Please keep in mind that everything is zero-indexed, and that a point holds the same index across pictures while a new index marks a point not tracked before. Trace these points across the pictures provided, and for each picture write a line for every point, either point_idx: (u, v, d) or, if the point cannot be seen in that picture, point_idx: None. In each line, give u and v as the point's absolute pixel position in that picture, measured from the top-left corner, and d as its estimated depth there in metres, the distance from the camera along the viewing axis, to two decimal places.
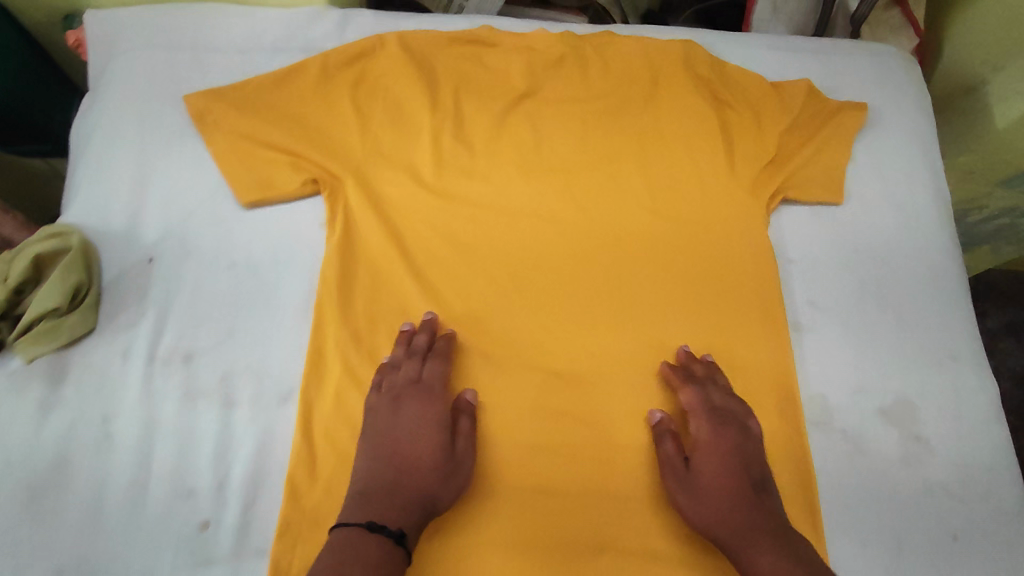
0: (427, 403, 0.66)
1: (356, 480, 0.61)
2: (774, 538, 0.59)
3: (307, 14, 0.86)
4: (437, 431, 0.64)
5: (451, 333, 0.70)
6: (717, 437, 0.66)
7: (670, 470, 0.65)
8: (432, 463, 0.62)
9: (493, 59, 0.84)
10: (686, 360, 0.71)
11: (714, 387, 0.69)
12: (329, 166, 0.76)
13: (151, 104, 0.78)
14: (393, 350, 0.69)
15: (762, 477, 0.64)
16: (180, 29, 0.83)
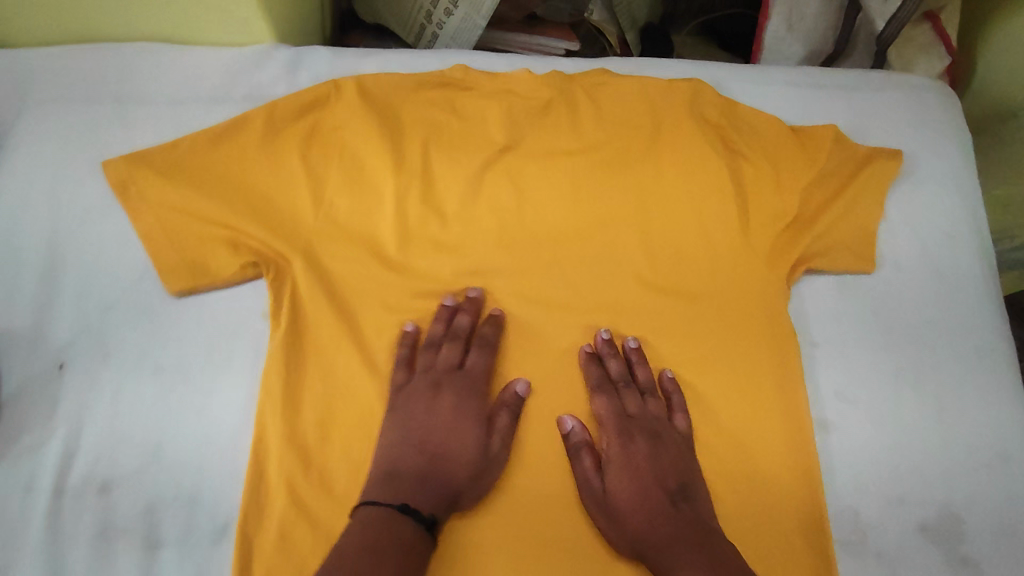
0: (467, 392, 0.63)
1: (382, 461, 0.58)
2: (700, 552, 0.55)
3: (251, 54, 0.73)
4: (473, 423, 0.61)
5: (498, 313, 0.66)
6: (629, 450, 0.61)
7: (590, 495, 0.59)
8: (466, 456, 0.59)
9: (468, 104, 0.72)
10: (603, 351, 0.65)
11: (628, 391, 0.64)
12: (275, 245, 0.65)
13: (62, 169, 0.66)
14: (432, 328, 0.65)
15: (686, 483, 0.60)
16: (100, 75, 0.71)
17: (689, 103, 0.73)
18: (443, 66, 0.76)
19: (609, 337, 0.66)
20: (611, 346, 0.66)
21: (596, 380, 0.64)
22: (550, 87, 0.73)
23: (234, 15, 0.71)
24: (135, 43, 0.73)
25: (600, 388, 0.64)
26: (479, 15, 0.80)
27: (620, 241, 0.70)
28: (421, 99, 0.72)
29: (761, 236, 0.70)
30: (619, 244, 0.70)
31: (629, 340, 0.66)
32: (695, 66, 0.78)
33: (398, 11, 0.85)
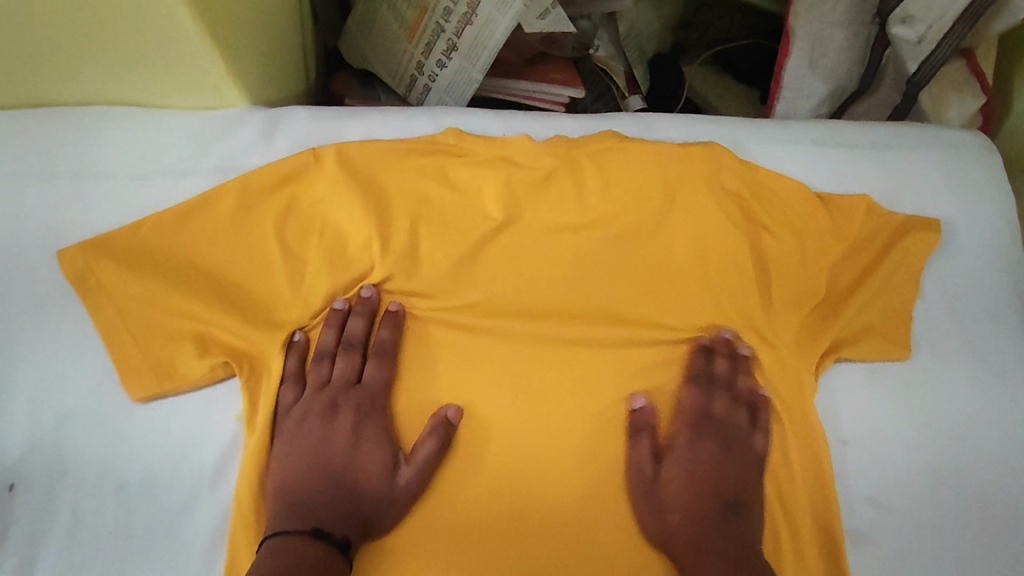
0: (366, 407, 0.60)
1: (282, 485, 0.56)
2: (729, 563, 0.55)
3: (221, 119, 0.66)
4: (379, 443, 0.59)
5: (398, 310, 0.62)
6: (698, 449, 0.62)
7: (637, 480, 0.60)
8: (373, 478, 0.57)
9: (461, 174, 0.65)
10: (716, 346, 0.64)
11: (722, 393, 0.63)
12: (249, 341, 0.59)
13: (13, 258, 0.60)
14: (323, 338, 0.62)
15: (740, 500, 0.59)
16: (53, 147, 0.64)
17: (705, 171, 0.66)
18: (433, 130, 0.69)
19: (729, 338, 0.64)
20: (728, 347, 0.64)
21: (690, 373, 0.64)
22: (553, 154, 0.66)
23: (202, 81, 0.64)
24: (95, 108, 0.66)
25: (697, 379, 0.63)
26: (474, 68, 0.72)
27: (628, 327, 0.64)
28: (410, 166, 0.65)
29: (786, 318, 0.64)
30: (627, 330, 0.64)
31: (726, 330, 0.64)
32: (713, 122, 0.71)
33: (388, 60, 0.79)
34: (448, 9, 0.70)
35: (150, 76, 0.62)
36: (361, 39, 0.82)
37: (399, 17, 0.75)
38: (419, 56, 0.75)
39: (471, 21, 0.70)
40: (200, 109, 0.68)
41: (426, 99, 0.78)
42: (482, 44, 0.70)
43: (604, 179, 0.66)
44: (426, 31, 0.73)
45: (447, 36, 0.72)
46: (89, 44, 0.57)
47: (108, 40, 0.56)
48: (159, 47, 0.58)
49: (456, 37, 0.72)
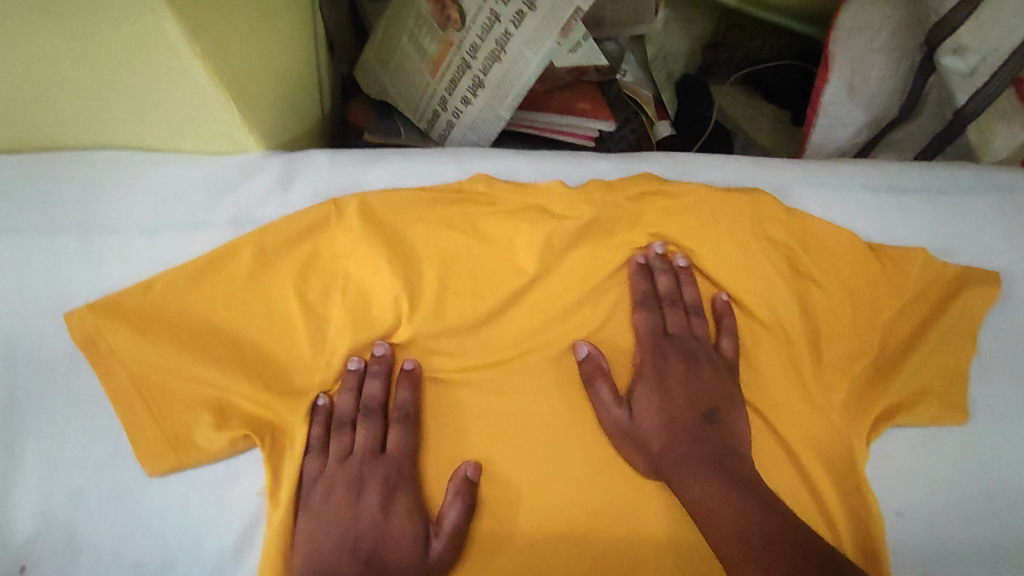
0: (395, 475, 0.56)
1: (312, 572, 0.52)
2: (718, 477, 0.55)
3: (237, 165, 0.63)
4: (412, 516, 0.55)
5: (414, 368, 0.59)
6: (664, 369, 0.61)
7: (612, 422, 0.59)
8: (405, 553, 0.53)
9: (490, 225, 0.62)
10: (655, 265, 0.63)
11: (672, 308, 0.62)
12: (270, 410, 0.57)
13: (15, 319, 0.56)
14: (345, 403, 0.58)
15: (714, 406, 0.59)
16: (59, 197, 0.60)
17: (749, 220, 0.62)
18: (458, 176, 0.65)
19: (663, 251, 0.63)
20: (676, 261, 0.63)
21: (641, 295, 0.62)
22: (589, 203, 0.62)
23: (216, 128, 0.60)
24: (101, 151, 0.62)
25: (645, 302, 0.62)
26: (502, 106, 0.68)
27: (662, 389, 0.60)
28: (437, 217, 0.62)
29: (835, 380, 0.60)
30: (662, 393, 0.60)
31: (680, 257, 0.63)
32: (757, 164, 0.66)
33: (408, 94, 0.75)
34: (475, 45, 0.66)
35: (161, 121, 0.59)
36: (379, 69, 0.77)
37: (421, 50, 0.70)
38: (442, 91, 0.71)
39: (500, 58, 0.65)
40: (210, 153, 0.63)
41: (449, 136, 0.74)
42: (510, 81, 0.66)
43: (638, 232, 0.63)
44: (451, 66, 0.69)
45: (473, 72, 0.68)
46: (98, 91, 0.53)
47: (119, 85, 0.53)
48: (173, 92, 0.54)
49: (482, 74, 0.67)
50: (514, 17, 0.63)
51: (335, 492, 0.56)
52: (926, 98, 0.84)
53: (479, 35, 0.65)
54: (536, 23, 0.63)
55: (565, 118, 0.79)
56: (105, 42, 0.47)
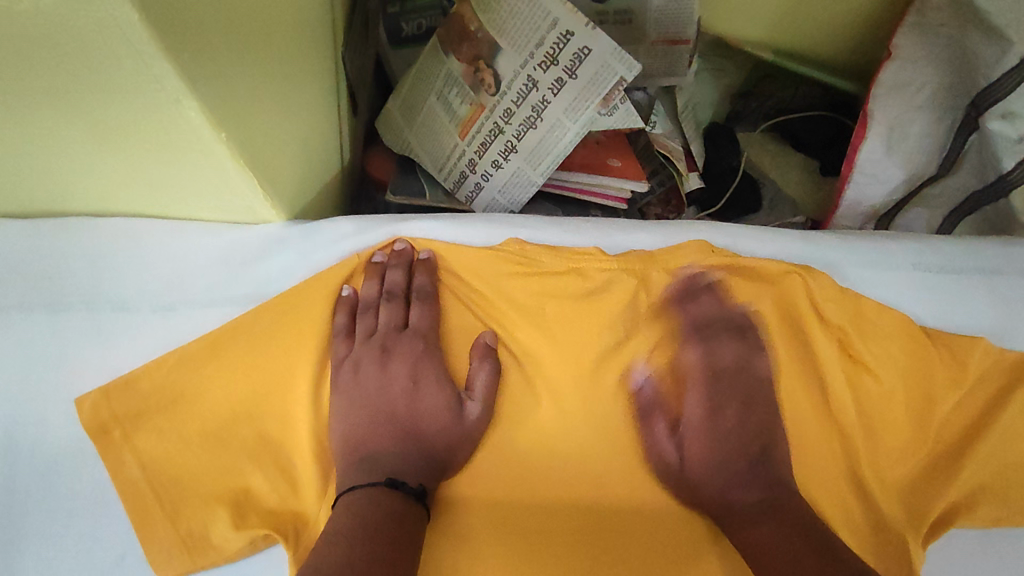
0: (421, 348, 0.56)
1: (352, 444, 0.53)
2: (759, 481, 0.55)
3: (254, 237, 0.57)
4: (440, 382, 0.55)
5: (428, 258, 0.57)
6: (739, 356, 0.58)
7: (671, 383, 0.58)
8: (438, 419, 0.54)
9: (527, 300, 0.57)
10: (755, 262, 0.59)
11: (761, 303, 0.59)
12: (294, 503, 0.52)
13: (18, 407, 0.53)
14: (370, 294, 0.58)
15: (773, 408, 0.57)
16: (66, 271, 0.56)
17: (801, 303, 0.58)
18: (488, 243, 0.59)
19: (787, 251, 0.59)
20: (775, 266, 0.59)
21: (747, 274, 0.58)
22: (634, 278, 0.58)
23: (235, 202, 0.55)
24: (107, 219, 0.57)
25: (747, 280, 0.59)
26: (535, 172, 0.65)
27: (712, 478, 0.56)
28: (469, 294, 0.58)
29: (894, 473, 0.56)
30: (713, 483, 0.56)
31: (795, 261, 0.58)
32: (803, 239, 0.61)
33: (433, 151, 0.71)
34: (509, 110, 0.63)
35: (172, 194, 0.54)
36: (403, 125, 0.73)
37: (449, 110, 0.68)
38: (472, 154, 0.68)
39: (535, 125, 0.63)
40: (227, 223, 0.58)
41: (476, 198, 0.71)
42: (545, 148, 0.64)
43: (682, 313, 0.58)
44: (481, 130, 0.66)
45: (505, 137, 0.65)
46: (108, 168, 0.49)
47: (129, 164, 0.49)
48: (187, 173, 0.50)
49: (516, 140, 0.65)
50: (552, 84, 0.60)
51: (362, 369, 0.56)
52: (965, 157, 0.78)
53: (514, 101, 0.62)
54: (576, 92, 0.60)
55: (594, 177, 0.76)
56: (117, 125, 0.43)
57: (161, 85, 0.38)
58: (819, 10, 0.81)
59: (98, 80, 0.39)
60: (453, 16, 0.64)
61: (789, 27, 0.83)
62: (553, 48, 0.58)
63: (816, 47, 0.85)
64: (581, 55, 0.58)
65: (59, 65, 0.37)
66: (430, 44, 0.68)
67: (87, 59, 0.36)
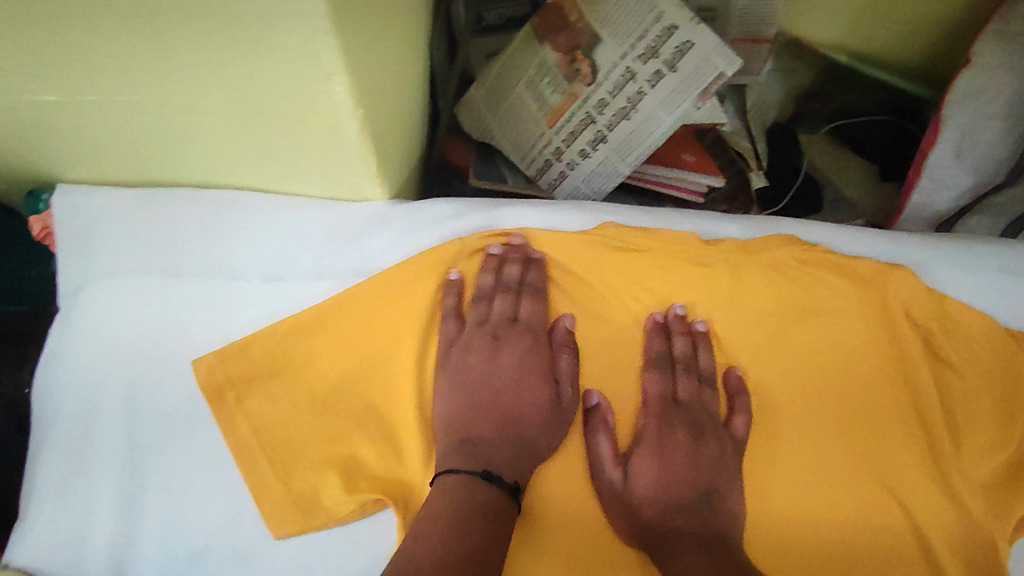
0: (526, 335, 0.58)
1: (453, 427, 0.54)
2: (709, 558, 0.48)
3: (359, 213, 0.59)
4: (536, 371, 0.57)
5: (528, 243, 0.59)
6: (669, 437, 0.55)
7: (607, 484, 0.53)
8: (535, 411, 0.55)
9: (622, 284, 0.60)
10: (672, 326, 0.58)
11: (686, 373, 0.57)
12: (399, 470, 0.54)
13: (138, 366, 0.56)
14: (480, 280, 0.59)
15: (715, 488, 0.53)
16: (184, 240, 0.59)
17: (885, 299, 0.60)
18: (586, 228, 0.61)
19: (683, 314, 0.59)
20: (675, 317, 0.59)
21: (655, 353, 0.57)
22: (724, 266, 0.60)
23: (342, 178, 0.56)
24: (222, 190, 0.60)
25: (656, 362, 0.57)
26: (624, 162, 0.67)
27: (811, 462, 0.56)
28: (563, 276, 0.60)
29: (980, 468, 0.57)
30: (810, 469, 0.56)
31: (699, 322, 0.59)
32: (892, 240, 0.63)
33: (518, 138, 0.73)
34: (603, 101, 0.65)
35: (285, 168, 0.56)
36: (486, 112, 0.75)
37: (539, 99, 0.69)
38: (559, 142, 0.69)
39: (628, 116, 0.64)
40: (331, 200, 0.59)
41: (558, 186, 0.73)
42: (636, 138, 0.65)
43: (775, 302, 0.59)
44: (572, 119, 0.67)
45: (596, 127, 0.67)
46: (231, 135, 0.52)
47: (256, 136, 0.51)
48: (309, 147, 0.52)
49: (607, 130, 0.66)
50: (651, 76, 0.61)
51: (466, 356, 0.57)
52: None
53: (610, 92, 0.64)
54: (674, 85, 0.61)
55: (670, 170, 0.77)
56: (260, 97, 0.46)
57: (319, 61, 0.40)
58: (898, 14, 0.81)
59: (255, 47, 0.40)
60: (552, 6, 0.65)
61: (864, 30, 0.84)
62: (656, 41, 0.60)
63: (890, 51, 0.86)
64: (683, 48, 0.59)
65: (230, 34, 0.39)
66: (523, 33, 0.69)
67: (258, 28, 0.39)
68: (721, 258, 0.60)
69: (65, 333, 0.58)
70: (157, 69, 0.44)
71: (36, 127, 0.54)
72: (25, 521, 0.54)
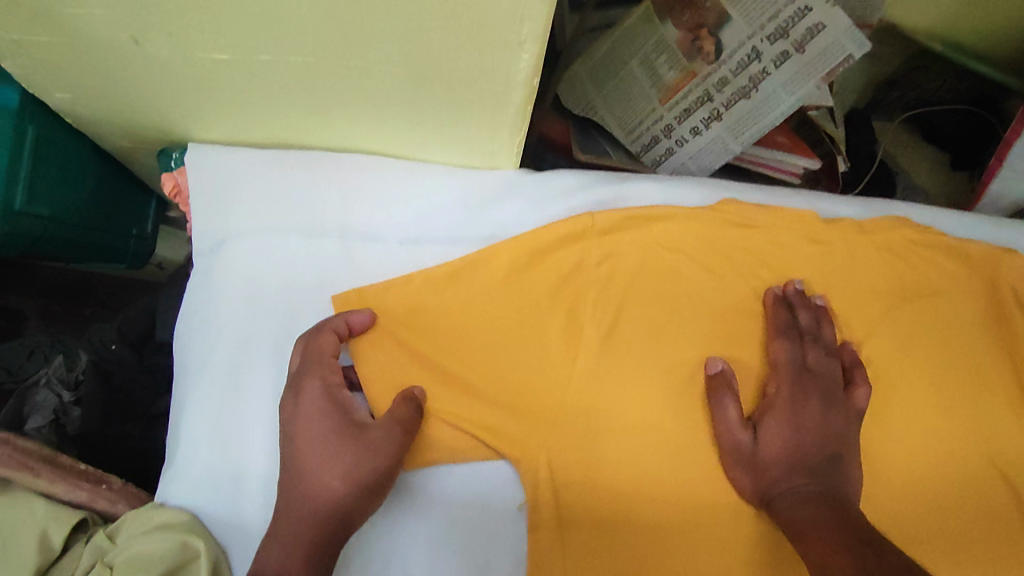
0: (296, 385, 0.53)
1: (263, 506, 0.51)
2: (830, 512, 0.50)
3: (494, 182, 0.62)
4: (320, 412, 0.52)
5: (655, 215, 0.61)
6: (801, 406, 0.56)
7: (733, 445, 0.55)
8: (322, 482, 0.50)
9: (745, 256, 0.61)
10: (794, 300, 0.60)
11: (813, 345, 0.58)
12: (535, 427, 0.56)
13: (286, 318, 0.58)
14: (609, 249, 0.60)
15: (839, 454, 0.55)
16: (323, 201, 0.61)
17: (995, 281, 0.62)
18: (705, 202, 0.64)
19: (803, 289, 0.60)
20: (796, 294, 0.60)
21: (781, 324, 0.59)
22: (842, 243, 0.62)
23: (482, 145, 0.59)
24: (361, 155, 0.62)
25: (785, 332, 0.58)
26: (736, 140, 0.70)
27: (921, 432, 0.59)
28: (690, 246, 0.61)
29: None
30: (921, 439, 0.59)
31: (819, 297, 0.60)
32: (998, 226, 0.66)
33: (625, 114, 0.74)
34: (724, 79, 0.67)
35: (430, 135, 0.58)
36: (590, 87, 0.76)
37: (654, 75, 0.70)
38: (670, 120, 0.72)
39: (749, 95, 0.67)
40: (464, 167, 0.62)
41: (663, 162, 0.75)
42: (753, 118, 0.68)
43: (892, 279, 0.61)
44: (688, 96, 0.69)
45: (712, 105, 0.69)
46: (390, 101, 0.54)
47: (416, 102, 0.53)
48: (461, 114, 0.54)
49: (723, 108, 0.68)
50: (777, 56, 0.64)
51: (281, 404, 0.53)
52: None
53: (732, 71, 0.66)
54: (798, 66, 0.64)
55: (768, 151, 0.78)
56: (437, 65, 0.48)
57: (520, 28, 0.43)
58: (993, 4, 0.84)
59: (456, 14, 0.42)
60: None
61: (959, 19, 0.86)
62: (788, 21, 0.62)
63: (980, 42, 0.88)
64: (814, 30, 0.62)
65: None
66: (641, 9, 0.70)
67: None
68: (840, 235, 0.62)
69: (205, 288, 0.60)
70: (344, 33, 0.46)
71: (192, 88, 0.56)
72: (176, 462, 0.55)
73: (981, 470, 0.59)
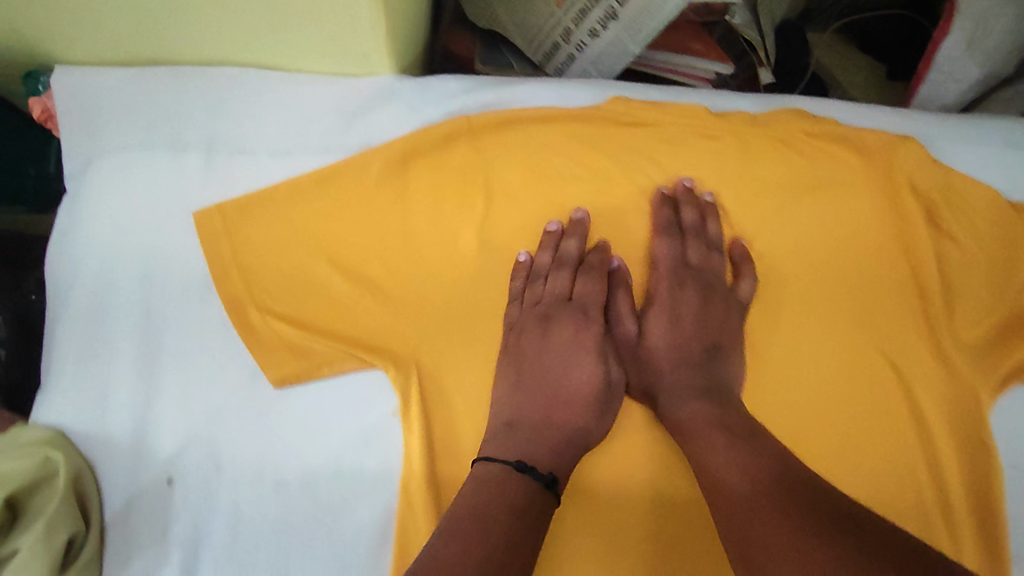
0: (582, 321, 0.55)
1: (497, 411, 0.52)
2: (703, 401, 0.51)
3: (368, 89, 0.59)
4: (571, 345, 0.55)
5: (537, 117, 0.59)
6: (679, 299, 0.56)
7: (621, 337, 0.56)
8: (581, 397, 0.52)
9: (631, 152, 0.59)
10: (680, 197, 0.58)
11: (695, 240, 0.57)
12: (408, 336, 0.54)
13: (155, 237, 0.56)
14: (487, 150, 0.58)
15: (719, 346, 0.54)
16: (189, 115, 0.59)
17: (890, 171, 0.60)
18: (593, 101, 0.61)
19: (691, 186, 0.59)
20: (683, 191, 0.58)
21: (664, 220, 0.57)
22: (732, 137, 0.60)
23: (349, 50, 0.56)
24: (224, 69, 0.58)
25: (666, 230, 0.57)
26: (633, 40, 0.67)
27: (807, 326, 0.58)
28: (572, 145, 0.59)
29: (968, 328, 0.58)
30: (806, 331, 0.58)
31: (707, 194, 0.59)
32: (897, 113, 0.63)
33: (523, 20, 0.71)
34: None
35: (291, 41, 0.55)
36: None
37: None
38: (568, 22, 0.69)
39: None
40: (336, 75, 0.59)
41: (567, 70, 0.73)
42: (649, 15, 0.64)
43: (784, 173, 0.60)
44: None
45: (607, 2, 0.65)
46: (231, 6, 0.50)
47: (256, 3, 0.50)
48: (311, 15, 0.51)
49: (618, 5, 0.65)
50: None
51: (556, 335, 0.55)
52: None
53: None
54: None
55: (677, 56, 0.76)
56: None
57: None
58: None
59: None
60: None
61: None
62: None
63: None
64: None
65: None
66: None
67: None
68: (730, 127, 0.60)
69: (72, 210, 0.58)
70: None
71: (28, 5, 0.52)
72: (49, 384, 0.54)
73: (869, 359, 0.58)
